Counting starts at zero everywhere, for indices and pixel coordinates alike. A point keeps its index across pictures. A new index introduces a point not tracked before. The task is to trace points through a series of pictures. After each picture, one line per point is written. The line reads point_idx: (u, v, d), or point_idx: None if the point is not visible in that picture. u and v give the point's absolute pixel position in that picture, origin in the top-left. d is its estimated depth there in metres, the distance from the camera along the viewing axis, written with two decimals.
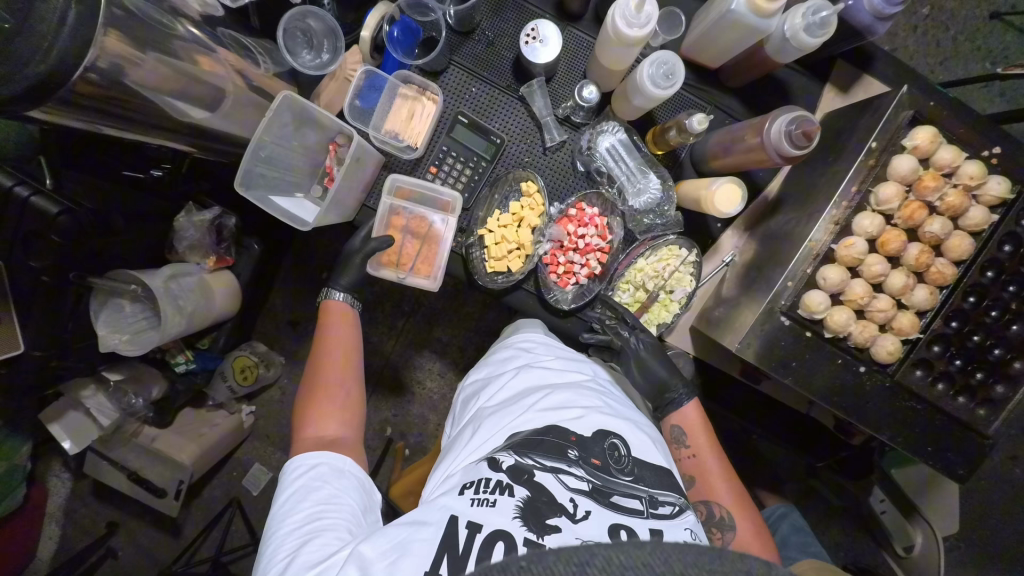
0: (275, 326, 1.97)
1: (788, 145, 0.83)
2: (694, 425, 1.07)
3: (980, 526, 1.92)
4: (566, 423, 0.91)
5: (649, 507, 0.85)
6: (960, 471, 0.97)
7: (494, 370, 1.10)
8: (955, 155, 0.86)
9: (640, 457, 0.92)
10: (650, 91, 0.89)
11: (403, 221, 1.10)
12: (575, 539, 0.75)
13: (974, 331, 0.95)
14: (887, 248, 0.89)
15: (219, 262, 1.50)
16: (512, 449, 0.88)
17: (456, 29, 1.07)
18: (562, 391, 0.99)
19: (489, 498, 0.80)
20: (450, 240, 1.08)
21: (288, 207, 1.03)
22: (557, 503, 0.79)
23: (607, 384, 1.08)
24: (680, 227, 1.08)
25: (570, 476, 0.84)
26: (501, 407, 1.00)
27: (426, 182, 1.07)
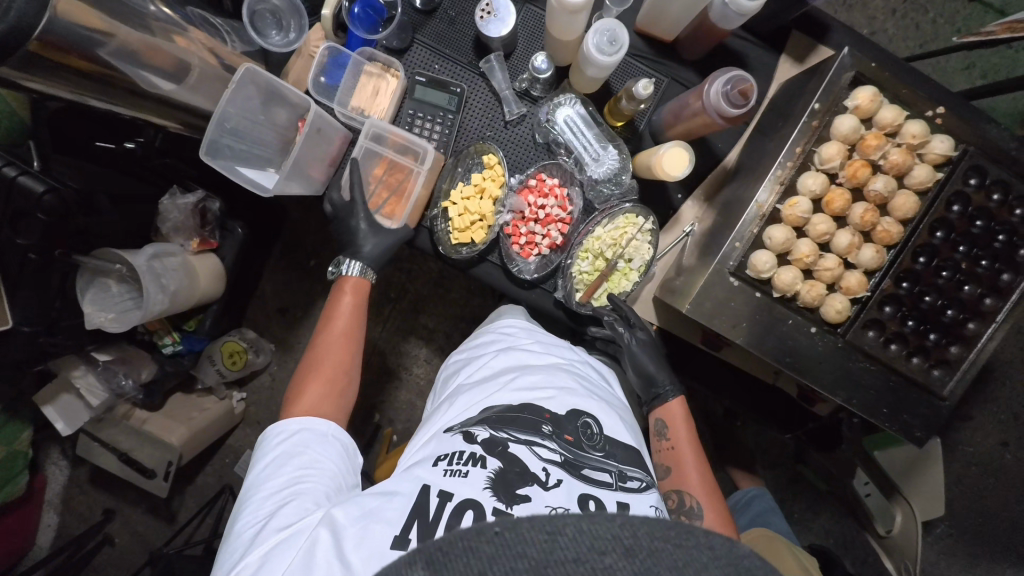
0: (266, 314, 2.01)
1: (726, 104, 0.85)
2: (677, 421, 1.08)
3: (971, 513, 1.90)
4: (540, 401, 0.89)
5: (618, 480, 0.85)
6: (919, 433, 0.96)
7: (474, 351, 1.07)
8: (897, 114, 0.87)
9: (613, 435, 0.90)
10: (592, 56, 0.91)
11: (383, 171, 1.15)
12: (544, 507, 0.77)
13: (926, 292, 0.95)
14: (832, 207, 0.90)
15: (203, 244, 1.55)
16: (486, 423, 0.87)
17: (418, 8, 1.11)
18: (542, 368, 0.97)
19: (461, 470, 0.81)
20: (411, 196, 1.11)
21: (254, 175, 1.06)
22: (528, 474, 0.80)
23: (588, 364, 1.06)
24: (635, 194, 1.10)
25: (543, 448, 0.84)
26: (478, 383, 0.98)
27: (407, 136, 1.08)
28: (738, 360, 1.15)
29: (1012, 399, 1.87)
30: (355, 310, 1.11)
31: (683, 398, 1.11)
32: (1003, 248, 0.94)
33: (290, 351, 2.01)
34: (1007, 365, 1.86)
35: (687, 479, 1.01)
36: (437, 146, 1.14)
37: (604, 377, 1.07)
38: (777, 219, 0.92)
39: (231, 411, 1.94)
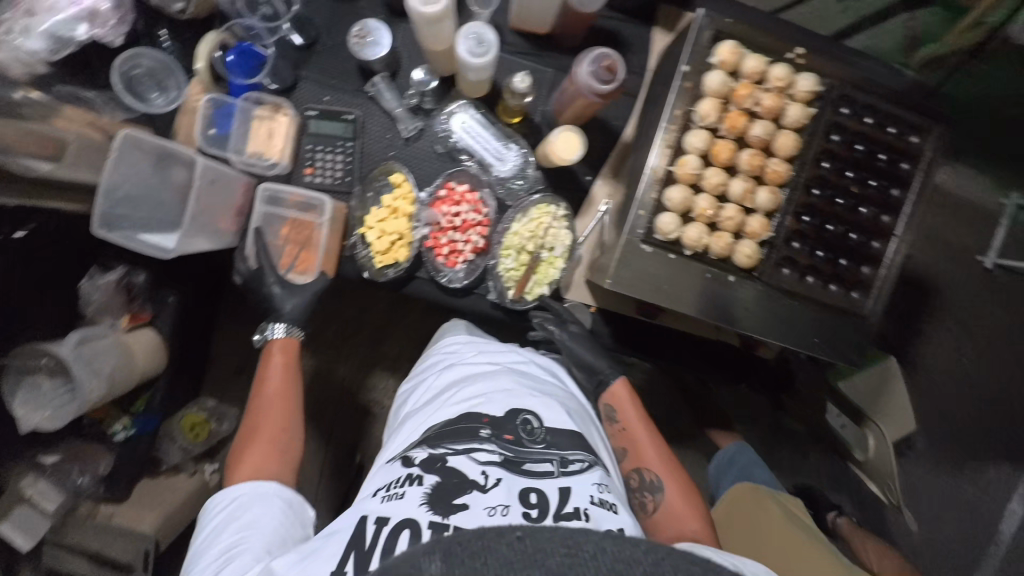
0: (224, 377, 1.95)
1: (597, 82, 0.88)
2: (623, 400, 1.10)
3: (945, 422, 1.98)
4: (477, 408, 0.91)
5: (560, 467, 0.86)
6: (852, 355, 1.00)
7: (420, 375, 1.09)
8: (760, 62, 0.92)
9: (553, 425, 0.91)
10: (465, 60, 0.92)
11: (288, 231, 1.14)
12: (484, 509, 0.78)
13: (827, 222, 1.00)
14: (720, 159, 0.94)
15: (135, 319, 1.50)
16: (424, 443, 0.88)
17: (296, 45, 1.11)
18: (480, 376, 0.98)
19: (399, 492, 0.82)
20: (321, 248, 1.12)
21: (159, 240, 1.02)
22: (466, 481, 0.81)
23: (534, 363, 1.06)
24: (542, 184, 1.14)
25: (482, 452, 0.85)
26: (421, 405, 1.00)
27: (307, 193, 1.10)
28: (679, 324, 1.18)
29: (956, 307, 1.97)
30: (286, 370, 1.10)
31: (627, 380, 1.12)
32: (886, 166, 0.99)
33: None
34: (941, 277, 1.98)
35: (648, 457, 1.03)
36: (343, 175, 1.14)
37: (549, 371, 1.06)
38: (674, 181, 0.95)
39: (205, 484, 1.86)
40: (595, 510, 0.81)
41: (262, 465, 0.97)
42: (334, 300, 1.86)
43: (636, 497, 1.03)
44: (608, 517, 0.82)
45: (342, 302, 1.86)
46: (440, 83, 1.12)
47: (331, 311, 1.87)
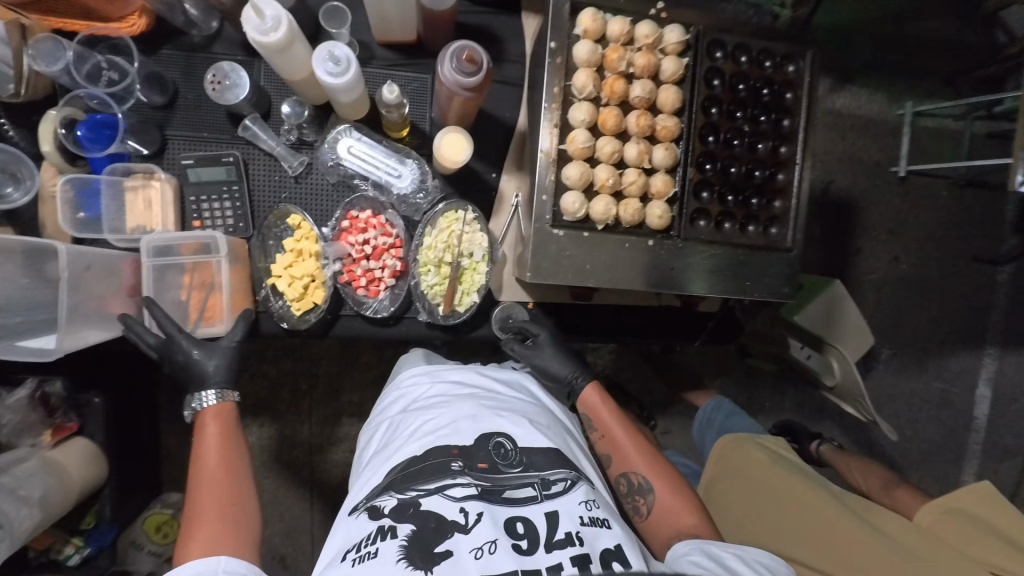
0: (181, 469, 1.76)
1: (461, 76, 0.84)
2: (598, 407, 1.06)
3: (897, 328, 2.08)
4: (445, 439, 0.84)
5: (542, 489, 0.82)
6: (785, 288, 1.01)
7: (378, 413, 1.02)
8: (622, 23, 0.90)
9: (529, 445, 0.86)
10: (327, 82, 0.88)
11: (189, 279, 1.02)
12: (468, 553, 0.74)
13: (731, 165, 1.00)
14: (608, 127, 0.92)
15: (61, 432, 1.35)
16: (391, 488, 0.82)
17: (154, 105, 1.04)
18: (441, 404, 0.91)
19: (372, 550, 0.75)
20: (227, 284, 1.00)
21: (40, 343, 0.92)
22: (445, 525, 0.76)
23: (498, 380, 1.00)
24: (443, 192, 1.11)
25: (457, 488, 0.80)
26: (383, 445, 0.93)
27: (201, 233, 0.99)
28: (615, 299, 1.17)
29: (882, 219, 2.07)
30: (225, 438, 0.97)
31: (599, 384, 1.08)
32: (771, 99, 1.00)
33: None
34: (865, 195, 2.06)
35: (631, 458, 1.02)
36: (237, 228, 1.07)
37: (513, 385, 1.01)
38: (568, 159, 0.93)
39: None
40: (587, 531, 0.78)
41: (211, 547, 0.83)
42: (281, 358, 1.76)
43: (630, 501, 1.02)
44: (602, 535, 0.79)
45: (290, 359, 1.76)
46: (315, 112, 1.07)
47: (281, 370, 1.77)
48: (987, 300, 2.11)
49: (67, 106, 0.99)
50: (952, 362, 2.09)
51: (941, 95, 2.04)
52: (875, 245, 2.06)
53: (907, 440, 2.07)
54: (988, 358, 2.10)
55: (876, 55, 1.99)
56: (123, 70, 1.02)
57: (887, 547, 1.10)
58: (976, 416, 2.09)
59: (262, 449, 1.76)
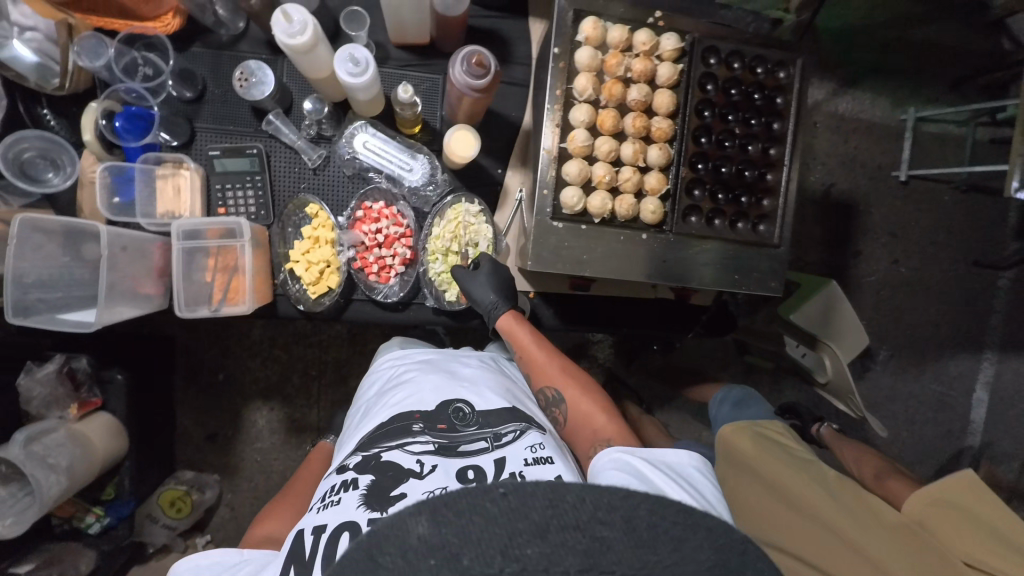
0: (197, 447, 1.84)
1: (471, 78, 0.91)
2: (513, 327, 1.10)
3: (895, 330, 2.13)
4: (408, 406, 0.94)
5: (494, 442, 0.90)
6: (773, 283, 1.07)
7: (362, 394, 1.13)
8: (622, 31, 0.96)
9: (484, 407, 0.96)
10: (347, 81, 0.95)
11: (212, 260, 1.09)
12: (421, 494, 0.82)
13: (723, 165, 1.06)
14: (606, 127, 0.98)
15: (86, 406, 1.44)
16: (358, 449, 0.92)
17: (184, 99, 1.12)
18: (409, 378, 1.02)
19: (335, 498, 0.85)
20: (248, 265, 1.06)
21: (78, 316, 1.01)
22: (402, 474, 0.85)
23: (464, 354, 1.11)
24: (452, 185, 1.18)
25: (416, 444, 0.89)
26: (361, 418, 1.03)
27: (226, 219, 1.07)
28: (612, 290, 1.23)
29: (883, 222, 2.11)
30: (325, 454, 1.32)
31: (514, 311, 1.11)
32: (763, 104, 1.06)
33: (238, 472, 1.85)
34: (865, 197, 2.10)
35: (549, 375, 1.07)
36: (258, 215, 1.14)
37: (480, 359, 1.11)
38: (569, 156, 1.00)
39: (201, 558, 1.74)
40: (530, 470, 0.86)
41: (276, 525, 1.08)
42: (294, 345, 1.85)
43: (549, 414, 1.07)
44: (545, 470, 0.86)
45: (302, 345, 1.86)
46: (334, 109, 1.14)
47: (296, 354, 1.86)
48: (986, 304, 2.15)
49: (106, 99, 1.07)
50: (950, 365, 2.13)
51: (943, 102, 2.08)
52: (874, 248, 2.11)
53: (901, 439, 2.12)
54: (987, 363, 2.14)
55: (879, 60, 2.04)
56: (157, 66, 1.10)
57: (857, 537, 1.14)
58: (973, 420, 2.12)
59: (277, 429, 1.85)
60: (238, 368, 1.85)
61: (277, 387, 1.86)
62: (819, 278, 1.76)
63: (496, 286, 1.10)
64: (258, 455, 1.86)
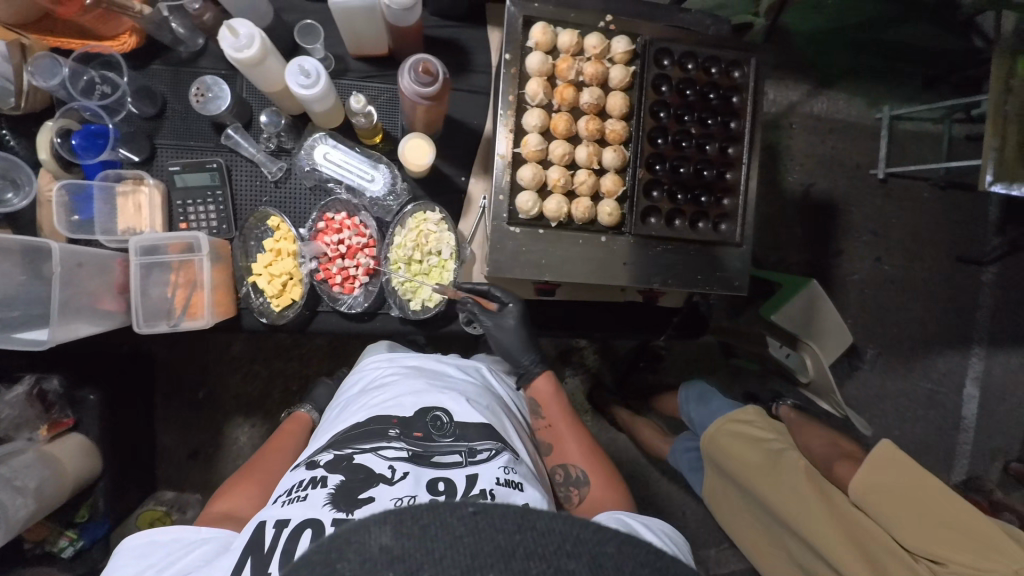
0: (177, 466, 1.79)
1: (420, 86, 0.91)
2: (546, 398, 1.15)
3: (884, 327, 2.11)
4: (388, 409, 0.93)
5: (468, 456, 0.87)
6: (737, 282, 1.06)
7: (340, 397, 1.11)
8: (571, 35, 0.97)
9: (463, 418, 0.93)
10: (298, 92, 0.95)
11: (170, 275, 1.08)
12: (388, 501, 0.79)
13: (681, 165, 1.06)
14: (559, 131, 0.99)
15: (56, 427, 1.40)
16: (331, 447, 0.90)
17: (143, 116, 1.12)
18: (392, 382, 1.00)
19: (301, 494, 0.82)
20: (207, 281, 1.06)
21: (31, 334, 0.99)
22: (373, 477, 0.82)
23: (451, 364, 1.08)
24: (412, 194, 1.18)
25: (390, 449, 0.87)
26: (339, 418, 1.01)
27: (185, 234, 1.06)
28: (579, 293, 1.22)
29: (864, 221, 2.11)
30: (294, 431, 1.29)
31: (547, 372, 1.17)
32: (719, 103, 1.06)
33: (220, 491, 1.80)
34: (845, 196, 2.09)
35: (570, 448, 1.08)
36: (220, 229, 1.14)
37: (466, 370, 1.08)
38: (524, 161, 1.00)
39: None
40: (501, 490, 0.83)
41: (236, 500, 1.03)
42: (274, 359, 1.83)
43: (563, 491, 1.06)
44: (515, 495, 0.83)
45: (282, 360, 1.83)
46: (293, 121, 1.15)
47: (275, 369, 1.83)
48: (971, 300, 2.14)
49: (63, 118, 1.08)
50: (938, 362, 2.11)
51: (917, 100, 2.10)
52: (859, 246, 2.10)
53: (894, 438, 2.09)
54: (975, 358, 2.13)
55: (851, 61, 2.05)
56: (114, 83, 1.10)
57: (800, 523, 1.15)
58: (964, 416, 2.11)
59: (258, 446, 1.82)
60: (218, 384, 1.82)
61: (258, 403, 1.83)
62: (797, 280, 1.75)
63: (528, 347, 1.16)
64: None
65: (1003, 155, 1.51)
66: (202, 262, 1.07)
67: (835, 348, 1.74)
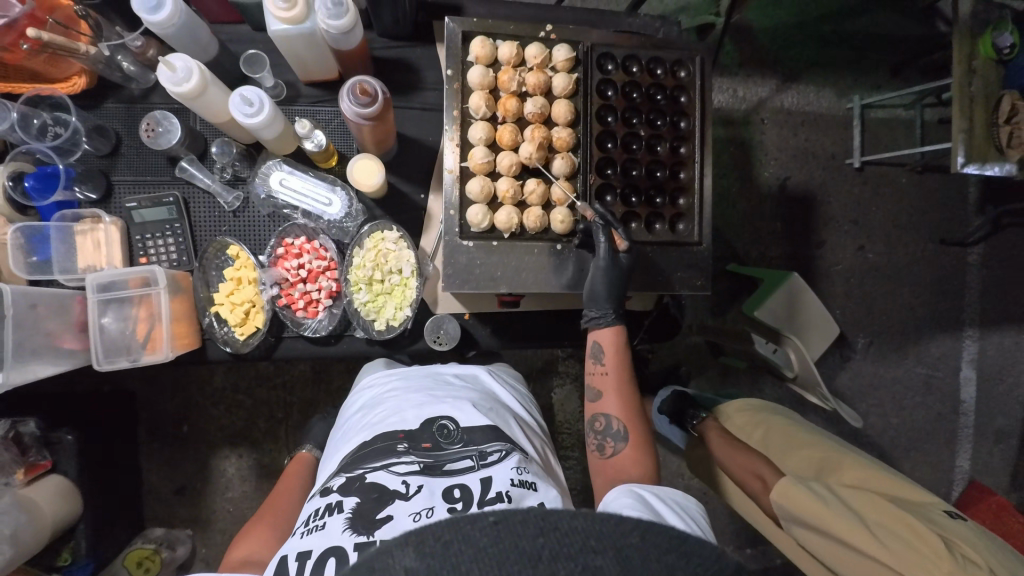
0: (166, 503, 1.75)
1: (358, 108, 0.93)
2: (612, 349, 1.03)
3: (875, 316, 2.08)
4: (392, 425, 0.92)
5: (479, 460, 0.87)
6: (699, 280, 1.06)
7: (343, 416, 1.11)
8: (511, 47, 0.98)
9: (468, 424, 0.92)
10: (242, 122, 0.97)
11: (128, 310, 1.08)
12: (407, 517, 0.78)
13: (634, 167, 1.06)
14: (505, 142, 0.99)
15: (35, 470, 1.36)
16: (343, 470, 0.89)
17: (99, 153, 1.13)
18: (393, 398, 0.99)
19: (320, 523, 0.81)
20: (165, 312, 1.05)
21: None
22: (388, 493, 0.82)
23: (450, 373, 1.08)
24: (368, 214, 1.18)
25: (401, 464, 0.86)
26: (345, 437, 1.00)
27: (138, 268, 1.06)
28: (543, 302, 1.20)
29: (847, 210, 2.08)
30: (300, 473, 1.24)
31: (620, 327, 1.03)
32: (666, 103, 1.07)
33: (209, 526, 1.76)
34: (822, 187, 2.06)
35: (615, 403, 1.01)
36: (180, 261, 1.14)
37: (465, 377, 1.08)
38: (472, 174, 1.00)
39: None
40: (517, 490, 0.83)
41: (252, 547, 1.02)
42: (257, 388, 1.78)
43: (596, 439, 1.02)
44: (530, 495, 0.83)
45: (265, 388, 1.79)
46: (245, 149, 1.15)
47: (257, 400, 1.79)
48: (960, 283, 2.11)
49: (14, 161, 1.08)
50: (931, 346, 2.09)
51: (889, 87, 2.08)
52: (843, 236, 2.07)
53: (894, 427, 2.05)
54: (969, 340, 2.10)
55: (817, 55, 2.04)
56: (66, 122, 1.09)
57: (746, 515, 1.37)
58: (963, 399, 2.09)
59: (245, 477, 1.78)
60: (202, 418, 1.77)
61: (242, 434, 1.79)
62: (776, 274, 1.74)
63: (609, 298, 1.00)
64: (229, 505, 1.77)
65: (972, 137, 1.50)
66: (158, 294, 1.06)
67: (814, 339, 1.75)
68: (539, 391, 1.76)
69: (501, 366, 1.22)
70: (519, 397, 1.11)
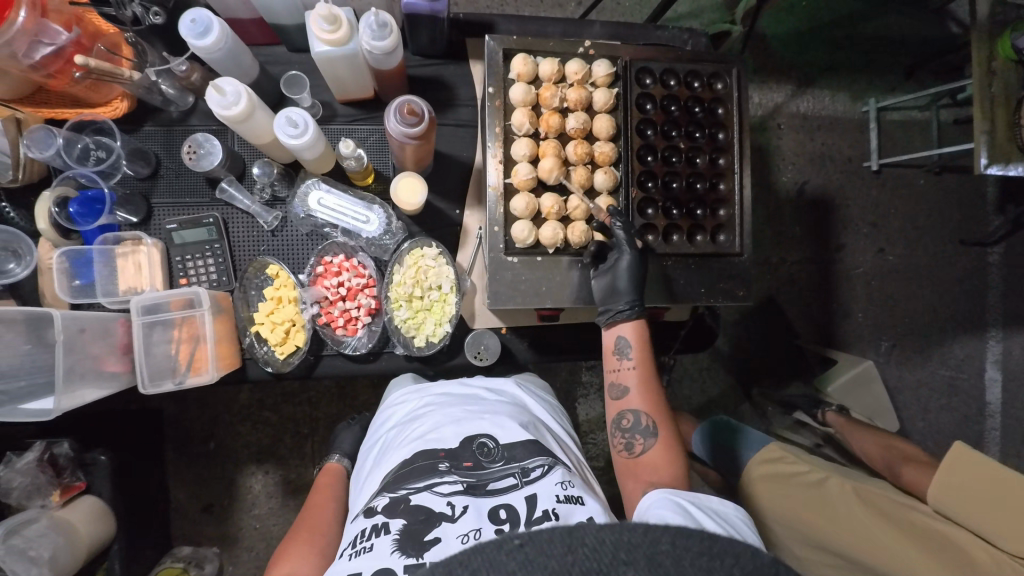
0: (192, 521, 1.74)
1: (405, 127, 0.94)
2: (635, 342, 0.96)
3: (897, 318, 2.06)
4: (432, 442, 0.90)
5: (522, 477, 0.86)
6: (740, 291, 1.06)
7: (372, 438, 1.10)
8: (552, 65, 0.99)
9: (509, 440, 0.91)
10: (286, 142, 0.98)
11: (171, 334, 1.07)
12: (455, 539, 0.77)
13: (673, 180, 1.07)
14: (548, 159, 1.01)
15: (70, 492, 1.30)
16: (385, 489, 0.87)
17: (139, 176, 1.14)
18: (429, 414, 0.98)
19: (367, 545, 0.80)
20: (209, 333, 1.05)
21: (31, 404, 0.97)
22: (434, 517, 0.81)
23: (483, 386, 1.07)
24: (407, 231, 1.19)
25: (445, 484, 0.85)
26: (382, 454, 0.99)
27: (178, 290, 1.05)
28: (581, 316, 1.19)
29: (867, 212, 2.07)
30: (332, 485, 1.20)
31: (642, 322, 0.96)
32: (704, 116, 1.07)
33: (236, 543, 1.75)
34: (841, 190, 2.05)
35: (639, 398, 0.92)
36: (220, 282, 1.14)
37: (496, 390, 1.07)
38: (516, 191, 1.02)
39: None
40: (563, 507, 0.82)
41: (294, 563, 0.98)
42: (282, 404, 1.78)
43: (622, 439, 0.92)
44: (577, 510, 0.82)
45: (289, 405, 1.78)
46: (284, 170, 1.17)
47: (281, 416, 1.78)
48: (982, 283, 2.09)
49: (60, 186, 1.09)
50: (954, 348, 2.07)
51: (903, 89, 2.08)
52: (863, 238, 2.06)
53: (922, 431, 2.03)
54: (993, 341, 2.09)
55: (832, 61, 2.05)
56: (108, 147, 1.11)
57: (840, 541, 1.18)
58: (988, 401, 2.07)
59: (270, 492, 1.77)
60: (228, 435, 1.76)
61: (268, 452, 1.77)
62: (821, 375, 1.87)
63: (635, 289, 0.96)
64: (256, 522, 1.76)
65: (995, 138, 1.49)
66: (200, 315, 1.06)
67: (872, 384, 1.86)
68: (563, 403, 1.74)
69: (529, 376, 1.21)
70: (551, 410, 1.10)
